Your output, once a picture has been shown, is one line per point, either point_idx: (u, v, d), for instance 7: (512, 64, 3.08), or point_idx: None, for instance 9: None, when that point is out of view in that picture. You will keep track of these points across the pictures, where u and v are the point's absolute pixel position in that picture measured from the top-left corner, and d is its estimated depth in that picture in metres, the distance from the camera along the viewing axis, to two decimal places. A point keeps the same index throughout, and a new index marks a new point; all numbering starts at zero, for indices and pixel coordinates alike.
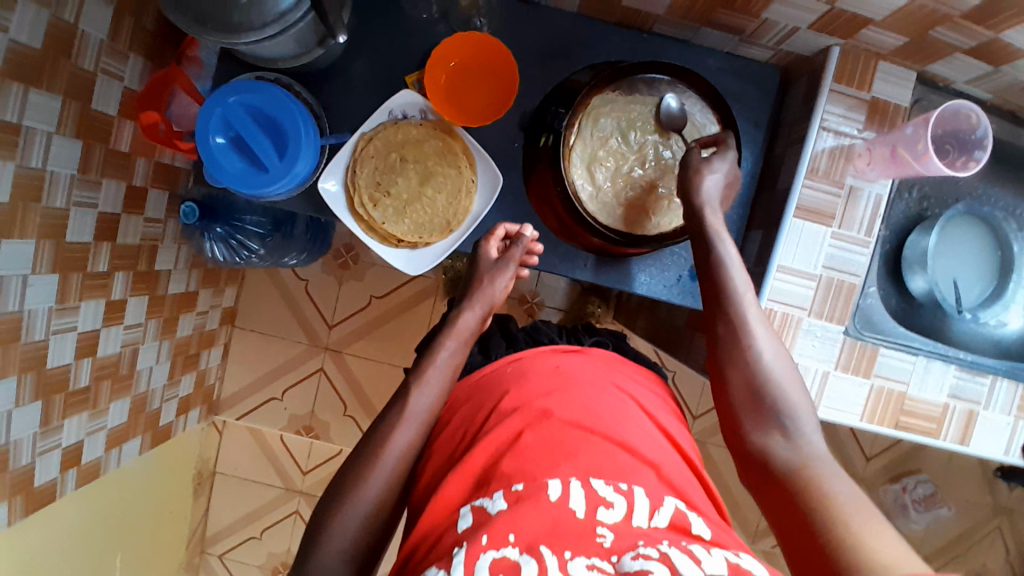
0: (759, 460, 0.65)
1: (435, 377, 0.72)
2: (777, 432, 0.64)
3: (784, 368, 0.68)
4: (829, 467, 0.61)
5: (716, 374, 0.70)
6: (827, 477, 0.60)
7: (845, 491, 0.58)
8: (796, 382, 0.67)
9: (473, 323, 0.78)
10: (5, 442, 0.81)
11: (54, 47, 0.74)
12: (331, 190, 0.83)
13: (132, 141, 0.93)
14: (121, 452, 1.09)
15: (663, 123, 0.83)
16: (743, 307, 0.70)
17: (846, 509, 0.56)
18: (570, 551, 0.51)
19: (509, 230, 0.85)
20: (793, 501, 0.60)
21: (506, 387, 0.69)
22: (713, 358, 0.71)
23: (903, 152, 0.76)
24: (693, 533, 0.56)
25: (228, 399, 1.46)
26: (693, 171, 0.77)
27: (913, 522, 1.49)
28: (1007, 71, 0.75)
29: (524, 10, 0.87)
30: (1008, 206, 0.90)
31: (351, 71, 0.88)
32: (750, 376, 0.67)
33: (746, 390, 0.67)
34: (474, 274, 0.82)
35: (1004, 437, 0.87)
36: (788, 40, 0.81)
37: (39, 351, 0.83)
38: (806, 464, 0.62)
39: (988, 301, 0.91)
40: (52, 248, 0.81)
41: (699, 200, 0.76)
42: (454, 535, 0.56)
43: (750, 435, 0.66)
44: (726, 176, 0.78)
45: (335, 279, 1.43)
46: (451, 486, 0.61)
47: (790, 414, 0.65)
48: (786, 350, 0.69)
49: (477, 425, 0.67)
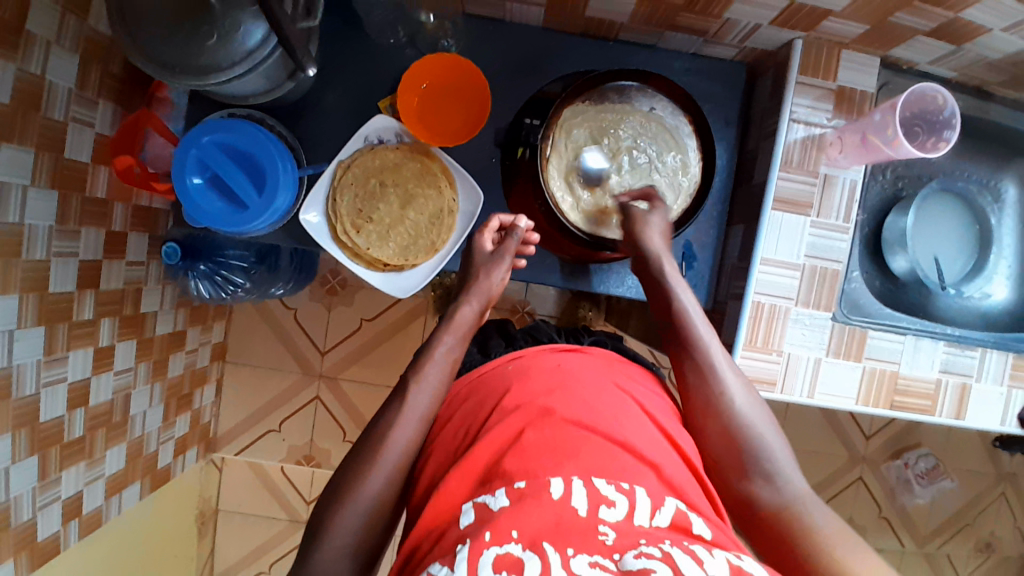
0: (748, 505, 0.66)
1: (432, 374, 0.72)
2: (760, 478, 0.66)
3: (757, 413, 0.70)
4: (814, 506, 0.64)
5: (694, 426, 0.72)
6: (812, 513, 0.63)
7: (829, 526, 0.62)
8: (770, 430, 0.70)
9: (472, 316, 0.79)
10: (5, 500, 0.80)
11: (22, 100, 0.73)
12: (313, 221, 0.83)
13: (108, 186, 0.92)
14: (122, 499, 1.08)
15: (589, 180, 0.84)
16: (711, 355, 0.74)
17: (839, 548, 0.59)
18: (573, 549, 0.51)
19: (504, 222, 0.86)
20: (784, 541, 0.62)
21: (508, 385, 0.69)
22: (690, 408, 0.73)
23: (874, 138, 0.77)
24: (694, 533, 0.56)
25: (225, 436, 1.45)
26: (635, 220, 0.82)
27: (918, 497, 1.51)
28: (970, 49, 0.76)
29: (491, 26, 0.88)
30: (982, 179, 0.92)
31: (323, 101, 0.88)
32: (728, 426, 0.69)
33: (726, 433, 0.69)
34: (471, 267, 0.83)
35: (999, 407, 0.89)
36: (752, 37, 0.82)
37: (31, 406, 0.82)
38: (794, 504, 0.64)
39: (971, 275, 0.93)
40: (37, 301, 0.80)
41: (650, 248, 0.81)
42: (456, 532, 0.56)
43: (736, 485, 0.67)
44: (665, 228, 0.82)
45: (324, 306, 1.42)
46: (452, 482, 0.61)
47: (769, 458, 0.67)
48: (756, 394, 0.72)
49: (478, 423, 0.67)
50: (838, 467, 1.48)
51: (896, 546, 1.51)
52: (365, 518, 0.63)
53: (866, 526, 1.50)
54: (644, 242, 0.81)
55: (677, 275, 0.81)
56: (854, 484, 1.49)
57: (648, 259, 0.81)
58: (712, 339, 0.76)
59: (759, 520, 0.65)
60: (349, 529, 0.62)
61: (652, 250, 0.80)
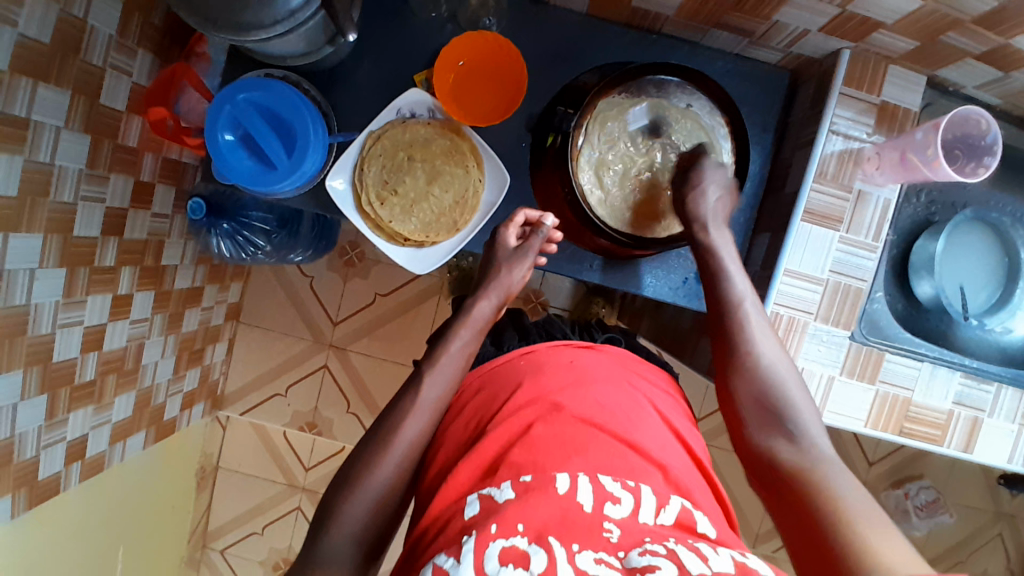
0: (766, 461, 0.65)
1: (447, 365, 0.72)
2: (782, 437, 0.65)
3: (790, 378, 0.69)
4: (833, 466, 0.61)
5: (724, 388, 0.72)
6: (832, 475, 0.60)
7: (845, 484, 0.59)
8: (801, 392, 0.68)
9: (489, 313, 0.79)
10: (10, 435, 0.82)
11: (62, 41, 0.74)
12: (338, 188, 0.83)
13: (139, 136, 0.93)
14: (125, 447, 1.10)
15: (648, 132, 0.84)
16: (748, 319, 0.73)
17: (851, 510, 0.55)
18: (578, 544, 0.51)
19: (529, 217, 0.85)
20: (796, 497, 0.60)
21: (520, 380, 0.69)
22: (723, 376, 0.73)
23: (912, 157, 0.75)
24: (698, 532, 0.56)
25: (232, 395, 1.46)
26: (689, 189, 0.80)
27: (915, 528, 1.49)
28: (1018, 77, 0.74)
29: (534, 10, 0.87)
30: (1016, 213, 0.89)
31: (360, 70, 0.88)
32: (758, 390, 0.69)
33: (756, 396, 0.69)
34: (492, 262, 0.82)
35: (1008, 445, 0.87)
36: (798, 43, 0.80)
37: (45, 345, 0.83)
38: (812, 464, 0.62)
39: (994, 308, 0.90)
40: (60, 242, 0.82)
41: (697, 217, 0.80)
42: (461, 522, 0.56)
43: (757, 442, 0.67)
44: (722, 196, 0.81)
45: (340, 277, 1.43)
46: (462, 471, 0.61)
47: (794, 420, 0.66)
48: (790, 361, 0.71)
49: (488, 416, 0.67)
50: None
51: None
52: (362, 488, 0.63)
53: None
54: (697, 205, 0.80)
55: (727, 240, 0.80)
56: None
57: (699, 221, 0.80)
58: (753, 305, 0.74)
59: (771, 473, 0.64)
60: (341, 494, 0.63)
61: (704, 211, 0.80)
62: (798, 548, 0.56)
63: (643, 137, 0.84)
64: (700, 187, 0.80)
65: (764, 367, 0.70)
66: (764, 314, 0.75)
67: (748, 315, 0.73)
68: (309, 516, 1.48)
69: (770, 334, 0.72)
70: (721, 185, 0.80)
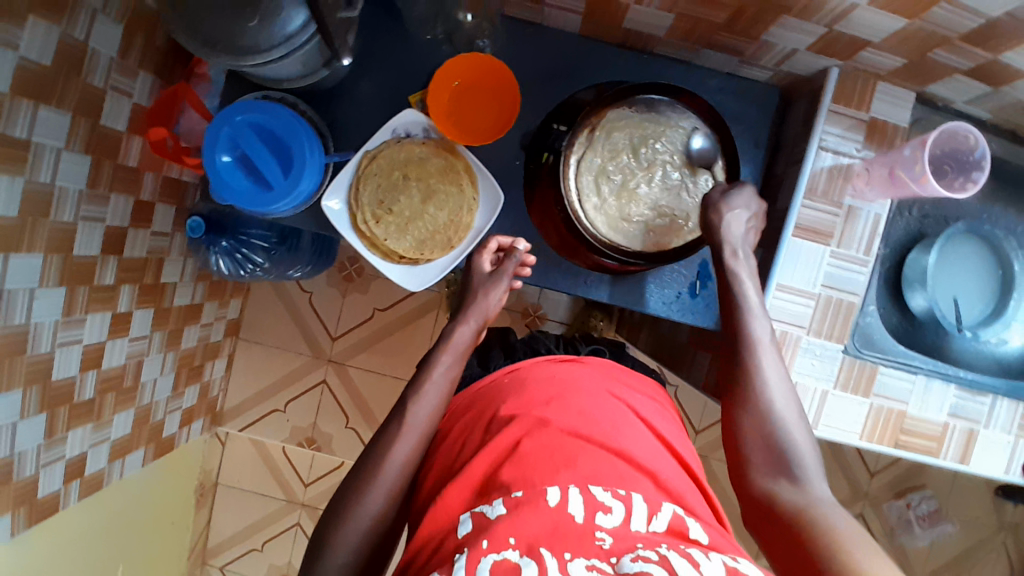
0: (767, 504, 0.65)
1: (431, 391, 0.73)
2: (785, 478, 0.65)
3: (793, 416, 0.69)
4: (836, 514, 0.60)
5: (727, 424, 0.72)
6: (835, 523, 0.59)
7: (848, 527, 0.58)
8: (805, 435, 0.68)
9: (470, 336, 0.80)
10: (10, 454, 0.82)
11: (64, 64, 0.75)
12: (334, 208, 0.84)
13: (140, 155, 0.94)
14: (124, 464, 1.10)
15: (692, 160, 0.85)
16: (759, 355, 0.72)
17: (858, 561, 0.54)
18: (570, 553, 0.52)
19: (501, 243, 0.86)
20: (797, 539, 0.59)
21: (506, 397, 0.70)
22: (727, 411, 0.72)
23: (900, 173, 0.77)
24: (691, 537, 0.56)
25: (232, 411, 1.47)
26: (714, 210, 0.79)
27: (918, 539, 1.48)
28: (1007, 92, 0.75)
29: (528, 31, 0.89)
30: (1009, 225, 0.90)
31: (357, 91, 0.89)
32: (764, 429, 0.68)
33: (760, 431, 0.68)
34: (470, 287, 0.84)
35: (1005, 456, 0.87)
36: (787, 61, 0.81)
37: (45, 364, 0.84)
38: (815, 509, 0.61)
39: (989, 319, 0.91)
40: (61, 261, 0.83)
41: (721, 240, 0.78)
42: (455, 541, 0.56)
43: (759, 484, 0.66)
44: (750, 220, 0.79)
45: (339, 292, 1.44)
46: (453, 491, 0.61)
47: (798, 462, 0.65)
48: (799, 403, 0.70)
49: (477, 435, 0.68)
50: (839, 501, 1.46)
51: None
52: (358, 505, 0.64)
53: None
54: (722, 228, 0.78)
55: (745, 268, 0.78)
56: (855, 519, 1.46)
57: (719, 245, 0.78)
58: (765, 338, 0.73)
59: (772, 514, 0.63)
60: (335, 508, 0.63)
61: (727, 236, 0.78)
62: None
63: (686, 164, 0.85)
64: (730, 209, 0.78)
65: (771, 406, 0.69)
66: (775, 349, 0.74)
67: (760, 348, 0.72)
68: (309, 532, 1.48)
69: (779, 367, 0.72)
70: (751, 210, 0.79)
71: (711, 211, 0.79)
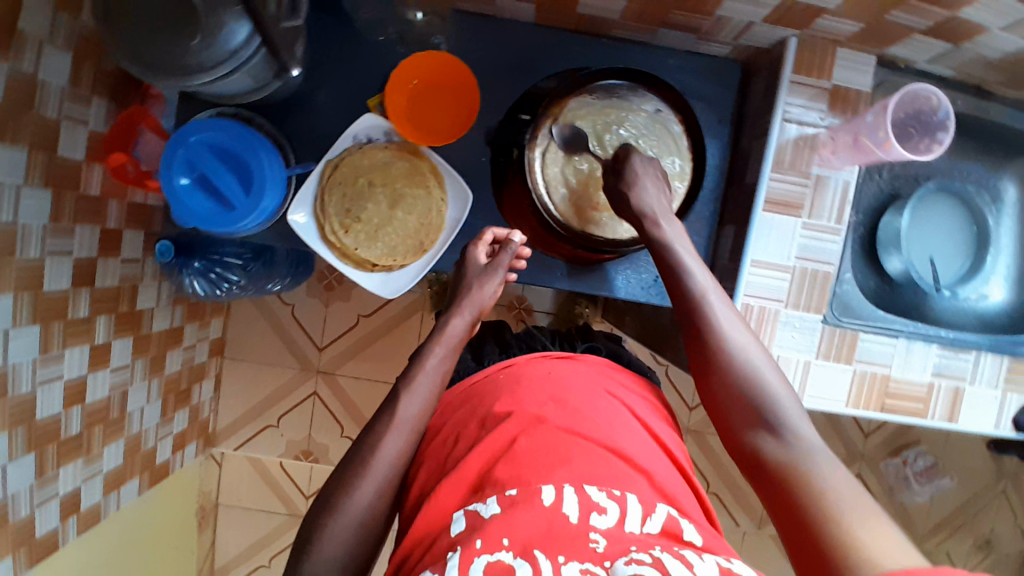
0: (755, 457, 0.65)
1: (423, 382, 0.72)
2: (765, 430, 0.65)
3: (762, 368, 0.69)
4: (821, 461, 0.60)
5: (702, 384, 0.71)
6: (821, 470, 0.59)
7: (830, 472, 0.59)
8: (778, 381, 0.68)
9: (463, 329, 0.79)
10: (2, 496, 0.82)
11: (14, 99, 0.73)
12: (300, 222, 0.83)
13: (102, 184, 0.92)
14: (120, 495, 1.09)
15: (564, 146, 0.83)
16: (715, 311, 0.72)
17: (842, 509, 0.55)
18: (564, 555, 0.52)
19: (498, 235, 0.86)
20: (785, 493, 0.59)
21: (499, 395, 0.69)
22: (699, 373, 0.72)
23: (865, 139, 0.76)
24: (684, 539, 0.56)
25: (225, 430, 1.45)
26: (626, 187, 0.78)
27: (917, 494, 1.49)
28: (968, 48, 0.75)
29: (482, 25, 0.88)
30: (981, 181, 0.91)
31: (314, 100, 0.88)
32: (734, 383, 0.68)
33: (734, 388, 0.68)
34: (463, 280, 0.83)
35: (993, 412, 0.87)
36: (745, 35, 0.80)
37: (28, 404, 0.83)
38: (798, 457, 0.61)
39: (967, 276, 0.92)
40: (31, 299, 0.81)
41: (640, 216, 0.78)
42: (447, 540, 0.56)
43: (743, 437, 0.66)
44: (658, 188, 0.79)
45: (321, 302, 1.42)
46: (445, 491, 0.60)
47: (774, 411, 0.65)
48: (764, 352, 0.70)
49: (471, 430, 0.67)
50: None
51: None
52: (351, 519, 0.63)
53: None
54: (638, 201, 0.78)
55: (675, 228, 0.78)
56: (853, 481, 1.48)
57: (642, 213, 0.78)
58: (715, 293, 0.73)
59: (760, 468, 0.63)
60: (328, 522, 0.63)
61: (646, 205, 0.77)
62: (793, 549, 0.56)
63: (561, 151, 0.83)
64: (637, 183, 0.78)
65: (737, 360, 0.69)
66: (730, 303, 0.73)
67: (713, 304, 0.72)
68: None
69: (738, 324, 0.71)
70: (655, 177, 0.79)
71: (624, 186, 0.79)
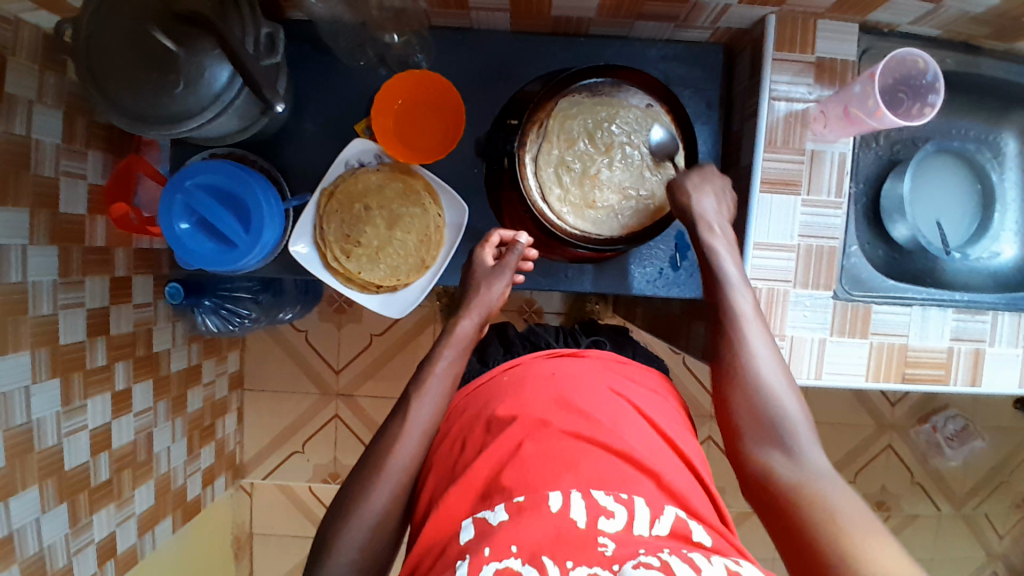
0: (763, 480, 0.65)
1: (434, 385, 0.73)
2: (780, 453, 0.65)
3: (784, 391, 0.69)
4: (832, 485, 0.61)
5: (718, 399, 0.72)
6: (832, 496, 0.60)
7: (846, 503, 0.59)
8: (795, 406, 0.68)
9: (472, 330, 0.79)
10: (39, 549, 0.83)
11: (11, 162, 0.75)
12: (303, 252, 0.83)
13: (107, 234, 0.93)
14: (155, 535, 1.11)
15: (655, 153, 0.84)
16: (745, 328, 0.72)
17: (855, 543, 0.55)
18: (572, 561, 0.51)
19: (504, 236, 0.85)
20: (792, 515, 0.60)
21: (504, 396, 0.68)
22: (719, 387, 0.72)
23: (855, 110, 0.74)
24: (694, 541, 0.55)
25: (252, 461, 1.47)
26: (682, 194, 0.79)
27: (950, 459, 1.47)
28: (949, 6, 0.74)
29: (460, 37, 0.88)
30: (979, 136, 0.91)
31: (301, 132, 0.89)
32: (753, 402, 0.68)
33: (752, 410, 0.68)
34: (471, 281, 0.83)
35: (1016, 371, 0.86)
36: (723, 17, 0.80)
37: (55, 456, 0.85)
38: (811, 485, 0.62)
39: (975, 237, 0.92)
40: (48, 354, 0.83)
41: (694, 219, 0.78)
42: (457, 548, 0.56)
43: (751, 454, 0.67)
44: (717, 199, 0.79)
45: (333, 326, 1.44)
46: (452, 498, 0.61)
47: (790, 435, 0.66)
48: (788, 375, 0.70)
49: (477, 434, 0.66)
50: (865, 437, 1.46)
51: (931, 510, 1.49)
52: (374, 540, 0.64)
53: (899, 493, 1.48)
54: (694, 204, 0.78)
55: (728, 240, 0.78)
56: (884, 452, 1.47)
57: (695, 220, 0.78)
58: (752, 311, 0.73)
59: (771, 491, 0.64)
60: (357, 545, 0.63)
61: (699, 212, 0.78)
62: None
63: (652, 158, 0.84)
64: (695, 190, 0.79)
65: (760, 380, 0.69)
66: (760, 320, 0.74)
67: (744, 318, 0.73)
68: None
69: (769, 347, 0.71)
70: (716, 188, 0.80)
71: (681, 194, 0.79)
